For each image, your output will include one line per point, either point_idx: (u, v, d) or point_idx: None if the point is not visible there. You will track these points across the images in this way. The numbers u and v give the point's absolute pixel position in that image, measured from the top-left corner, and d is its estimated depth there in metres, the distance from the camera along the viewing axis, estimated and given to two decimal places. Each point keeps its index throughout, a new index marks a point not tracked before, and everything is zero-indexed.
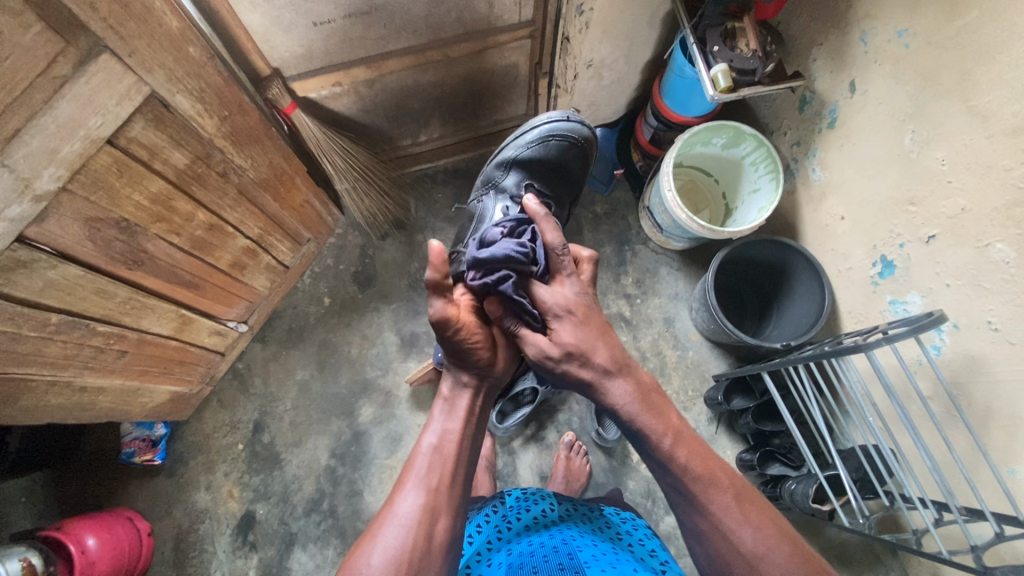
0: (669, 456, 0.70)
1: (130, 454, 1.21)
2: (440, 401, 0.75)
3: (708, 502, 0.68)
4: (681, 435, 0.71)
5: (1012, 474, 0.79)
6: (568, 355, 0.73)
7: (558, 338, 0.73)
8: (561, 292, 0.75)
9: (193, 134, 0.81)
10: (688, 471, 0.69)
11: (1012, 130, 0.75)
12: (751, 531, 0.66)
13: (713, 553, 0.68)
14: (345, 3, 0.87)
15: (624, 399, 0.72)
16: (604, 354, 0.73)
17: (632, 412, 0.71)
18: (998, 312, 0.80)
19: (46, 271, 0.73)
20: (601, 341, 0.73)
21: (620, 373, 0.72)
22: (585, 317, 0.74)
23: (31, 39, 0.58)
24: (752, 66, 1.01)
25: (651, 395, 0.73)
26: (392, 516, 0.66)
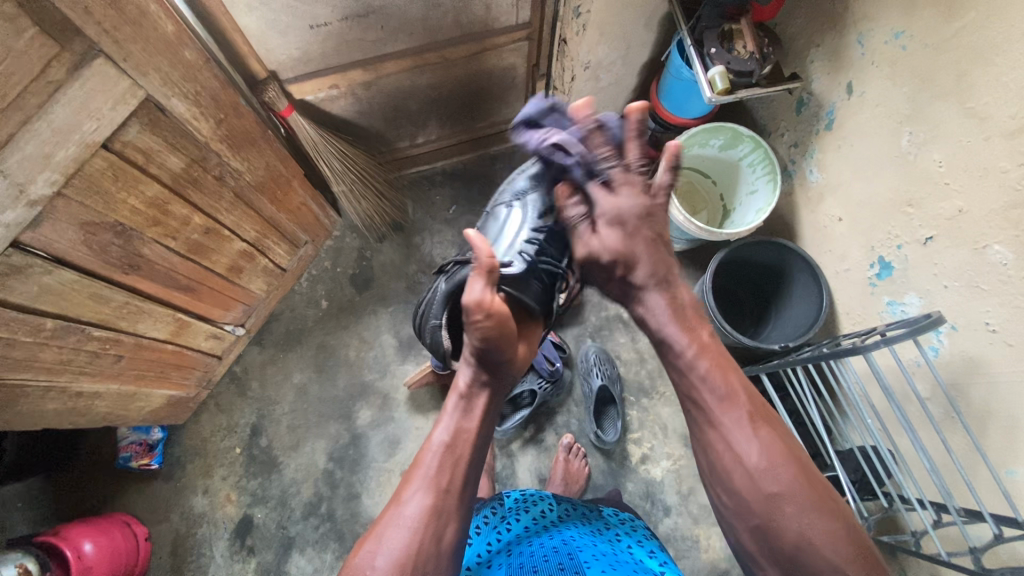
0: (692, 365, 0.68)
1: (127, 457, 1.22)
2: (458, 396, 0.70)
3: (721, 415, 0.65)
4: (708, 347, 0.69)
5: (1010, 475, 0.79)
6: (615, 262, 0.71)
7: (610, 243, 0.71)
8: (617, 201, 0.71)
9: (188, 137, 0.81)
10: (703, 386, 0.67)
11: (1009, 132, 0.75)
12: (760, 446, 0.63)
13: (716, 466, 0.66)
14: (341, 5, 0.87)
15: (656, 311, 0.71)
16: (645, 266, 0.71)
17: (661, 322, 0.70)
18: (996, 313, 0.80)
19: (41, 276, 0.73)
20: (643, 247, 0.71)
21: (658, 288, 0.71)
22: (636, 227, 0.71)
23: (25, 43, 0.57)
24: (749, 68, 1.01)
25: (689, 313, 0.71)
26: (399, 515, 0.64)
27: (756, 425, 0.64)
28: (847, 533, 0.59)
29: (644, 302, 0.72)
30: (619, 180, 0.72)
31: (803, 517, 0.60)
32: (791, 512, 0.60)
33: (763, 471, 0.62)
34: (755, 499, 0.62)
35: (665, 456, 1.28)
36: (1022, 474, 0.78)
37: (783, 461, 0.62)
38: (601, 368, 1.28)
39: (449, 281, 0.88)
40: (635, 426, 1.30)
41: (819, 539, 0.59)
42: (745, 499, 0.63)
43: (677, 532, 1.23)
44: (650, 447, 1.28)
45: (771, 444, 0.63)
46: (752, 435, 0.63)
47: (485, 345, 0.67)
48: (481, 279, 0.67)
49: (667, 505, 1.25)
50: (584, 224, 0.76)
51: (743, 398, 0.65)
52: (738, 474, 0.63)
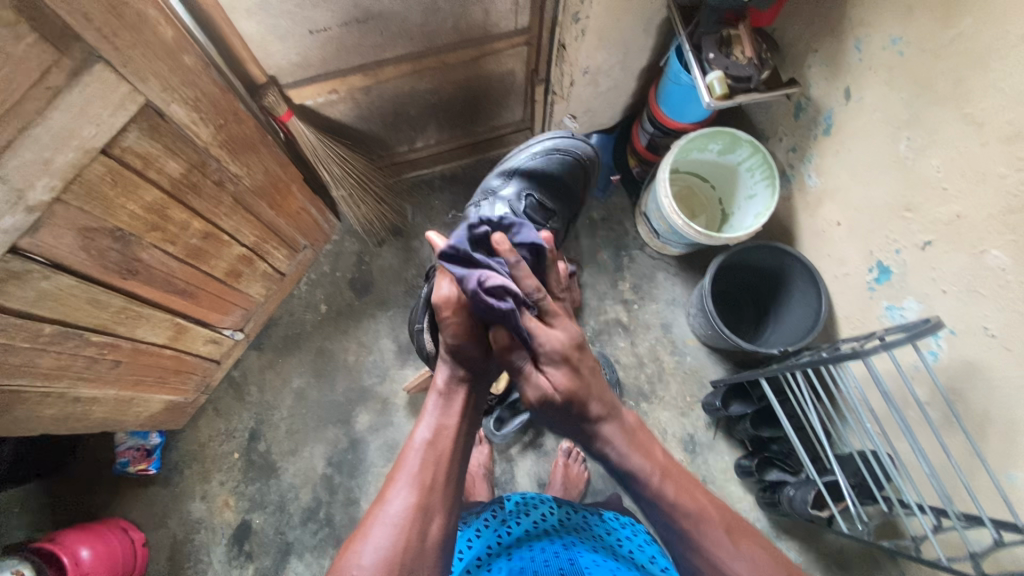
0: (660, 493, 0.69)
1: (125, 463, 1.21)
2: (436, 395, 0.71)
3: (700, 536, 0.67)
4: (672, 471, 0.70)
5: (1010, 480, 0.79)
6: (569, 402, 0.68)
7: (556, 389, 0.68)
8: (556, 337, 0.69)
9: (188, 143, 0.81)
10: (679, 511, 0.68)
11: (1006, 138, 0.76)
12: (745, 563, 0.66)
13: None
14: (341, 11, 0.87)
15: (619, 443, 0.70)
16: (596, 402, 0.70)
17: (624, 453, 0.70)
18: (994, 318, 0.80)
19: (39, 282, 0.72)
20: (593, 389, 0.70)
21: (612, 419, 0.71)
22: (582, 364, 0.70)
23: (25, 49, 0.58)
24: (747, 74, 1.01)
25: (641, 433, 0.72)
26: (383, 514, 0.63)
27: (735, 538, 0.67)
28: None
29: (605, 433, 0.70)
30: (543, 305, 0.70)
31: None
32: None
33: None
34: None
35: None
36: (1022, 479, 0.78)
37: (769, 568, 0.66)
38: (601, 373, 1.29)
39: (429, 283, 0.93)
40: None
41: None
42: None
43: None
44: None
45: (755, 554, 0.66)
46: (739, 552, 0.66)
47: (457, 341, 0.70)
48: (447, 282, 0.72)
49: None
50: (533, 368, 0.68)
51: (717, 519, 0.68)
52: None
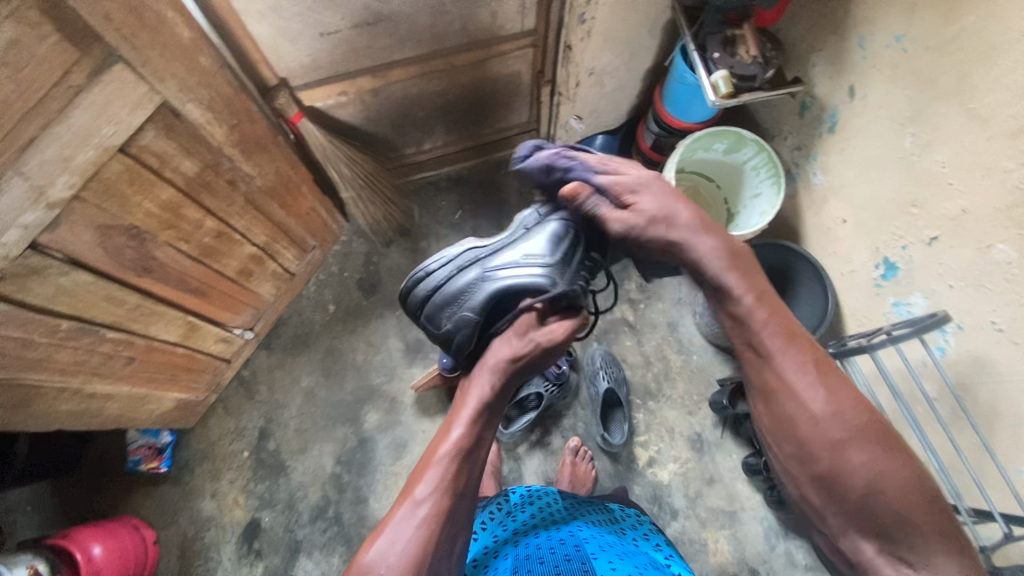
0: (748, 313, 0.59)
1: (136, 462, 1.23)
2: (479, 402, 0.67)
3: (780, 354, 0.57)
4: (767, 296, 0.60)
5: (1019, 475, 0.79)
6: (655, 221, 0.66)
7: (639, 210, 0.68)
8: (647, 197, 0.68)
9: (202, 142, 0.82)
10: (765, 332, 0.58)
11: (1011, 132, 0.76)
12: (824, 395, 0.54)
13: (776, 415, 0.57)
14: (351, 13, 0.89)
15: (711, 253, 0.62)
16: (688, 215, 0.65)
17: (717, 268, 0.62)
18: (1001, 312, 0.80)
19: (57, 278, 0.74)
20: (684, 206, 0.66)
21: (700, 235, 0.64)
22: (668, 188, 0.68)
23: (48, 49, 0.59)
24: (752, 73, 1.02)
25: (744, 256, 0.63)
26: (411, 511, 0.59)
27: (821, 369, 0.56)
28: (920, 483, 0.50)
29: (697, 245, 0.64)
30: (622, 167, 0.73)
31: (872, 457, 0.51)
32: (860, 461, 0.51)
33: (822, 415, 0.54)
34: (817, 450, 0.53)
35: (672, 460, 1.28)
36: None
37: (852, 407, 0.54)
38: (608, 371, 1.29)
39: (483, 270, 0.79)
40: (641, 428, 1.30)
41: (891, 487, 0.50)
42: (806, 452, 0.54)
43: (685, 535, 1.23)
44: (657, 450, 1.28)
45: (839, 392, 0.54)
46: (814, 380, 0.55)
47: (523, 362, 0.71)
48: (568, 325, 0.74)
49: (674, 508, 1.25)
50: (606, 203, 0.73)
51: (807, 345, 0.58)
52: (801, 421, 0.55)
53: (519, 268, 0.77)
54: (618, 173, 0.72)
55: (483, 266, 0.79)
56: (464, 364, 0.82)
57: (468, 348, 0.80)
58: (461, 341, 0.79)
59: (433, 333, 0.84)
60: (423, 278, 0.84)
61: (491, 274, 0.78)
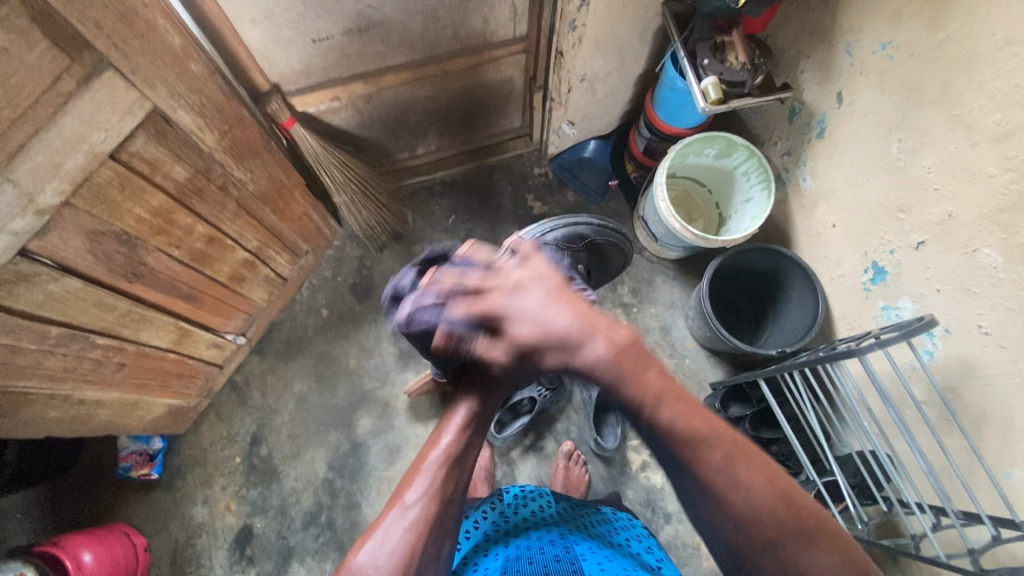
0: (656, 422, 0.52)
1: (127, 468, 1.22)
2: (469, 412, 0.63)
3: (703, 467, 0.51)
4: (671, 391, 0.52)
5: (1007, 477, 0.80)
6: (537, 350, 0.51)
7: (514, 340, 0.52)
8: (521, 304, 0.51)
9: (193, 148, 0.83)
10: (682, 440, 0.51)
11: (995, 138, 0.77)
12: (751, 494, 0.51)
13: (708, 520, 0.53)
14: (343, 19, 0.89)
15: (609, 358, 0.50)
16: (568, 316, 0.51)
17: (614, 377, 0.51)
18: (988, 315, 0.81)
19: (47, 284, 0.74)
20: (564, 301, 0.51)
21: (592, 338, 0.50)
22: (536, 286, 0.52)
23: (38, 56, 0.59)
24: (741, 79, 1.04)
25: (636, 346, 0.51)
26: (399, 515, 0.59)
27: (739, 464, 0.51)
28: (840, 558, 0.51)
29: (590, 352, 0.50)
30: (485, 275, 0.54)
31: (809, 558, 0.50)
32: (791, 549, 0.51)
33: (749, 516, 0.51)
34: (745, 546, 0.52)
35: None
36: (1019, 475, 0.78)
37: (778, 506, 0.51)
38: None
39: None
40: (635, 432, 1.30)
41: (816, 572, 0.50)
42: (737, 548, 0.52)
43: (678, 539, 1.23)
44: (650, 454, 1.29)
45: (755, 486, 0.51)
46: (742, 484, 0.51)
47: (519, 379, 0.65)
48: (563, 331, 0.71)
49: (667, 512, 1.25)
50: (480, 335, 0.53)
51: (725, 445, 0.51)
52: (732, 529, 0.52)
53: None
54: (486, 290, 0.53)
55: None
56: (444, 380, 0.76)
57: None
58: None
59: None
60: None
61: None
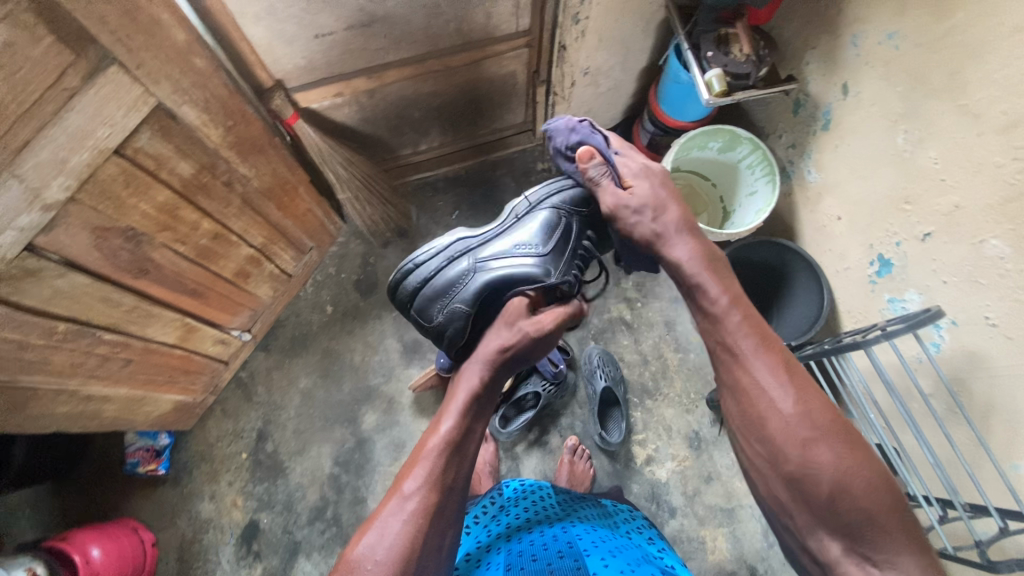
0: (723, 318, 0.70)
1: (135, 464, 1.23)
2: (469, 394, 0.69)
3: (752, 357, 0.67)
4: (741, 301, 0.71)
5: (1015, 469, 0.79)
6: (645, 207, 0.77)
7: (633, 194, 0.79)
8: (638, 189, 0.79)
9: (198, 144, 0.83)
10: (737, 333, 0.68)
11: (1002, 127, 0.77)
12: (789, 395, 0.64)
13: (749, 414, 0.66)
14: (346, 14, 0.89)
15: (687, 254, 0.74)
16: (674, 211, 0.77)
17: (695, 269, 0.73)
18: (995, 307, 0.80)
19: (53, 280, 0.74)
20: (672, 202, 0.78)
21: (683, 237, 0.76)
22: (659, 179, 0.80)
23: (43, 51, 0.59)
24: (746, 71, 1.02)
25: (719, 262, 0.75)
26: (398, 507, 0.61)
27: (784, 372, 0.66)
28: (874, 471, 0.60)
29: (675, 247, 0.75)
30: (624, 153, 0.85)
31: (836, 456, 0.60)
32: (826, 457, 0.60)
33: (798, 420, 0.63)
34: (787, 445, 0.63)
35: (670, 458, 1.28)
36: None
37: (817, 411, 0.63)
38: (605, 369, 1.28)
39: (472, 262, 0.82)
40: (639, 427, 1.30)
41: (856, 485, 0.59)
42: (777, 451, 0.64)
43: (683, 533, 1.23)
44: (655, 448, 1.29)
45: (803, 396, 0.64)
46: (785, 384, 0.65)
47: (513, 355, 0.73)
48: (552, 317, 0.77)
49: (672, 506, 1.25)
50: (612, 181, 0.81)
51: (777, 349, 0.67)
52: (773, 420, 0.64)
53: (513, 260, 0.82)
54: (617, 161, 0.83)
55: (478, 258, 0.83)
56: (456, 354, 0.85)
57: (461, 337, 0.83)
58: (453, 334, 0.82)
59: (422, 325, 0.85)
60: (412, 269, 0.84)
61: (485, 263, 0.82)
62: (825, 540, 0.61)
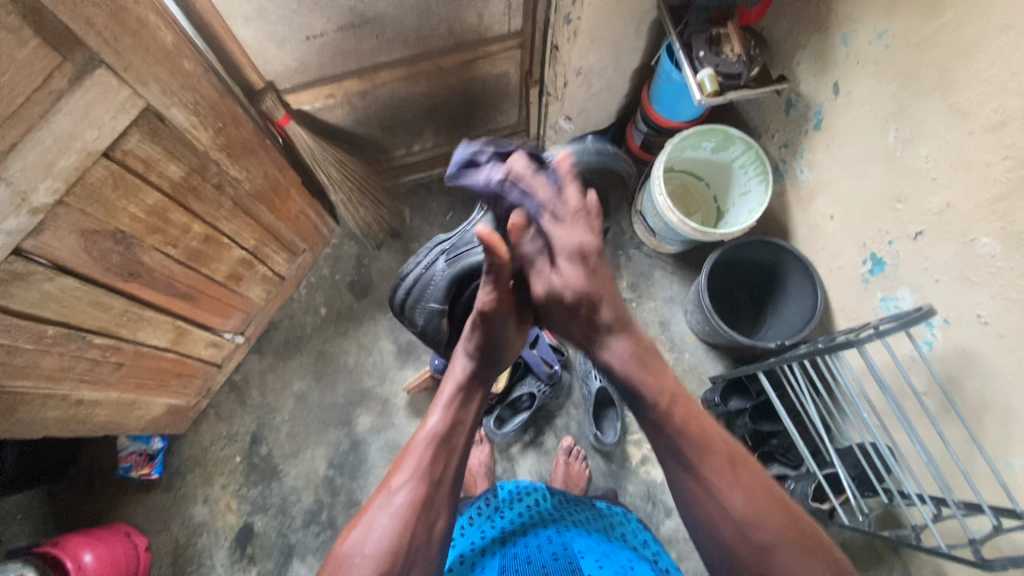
0: (666, 418, 0.66)
1: (127, 469, 1.22)
2: (454, 385, 0.70)
3: (702, 464, 0.64)
4: (680, 397, 0.67)
5: (1008, 467, 0.79)
6: (578, 301, 0.66)
7: (567, 283, 0.65)
8: (566, 275, 0.65)
9: (188, 146, 0.82)
10: (683, 439, 0.65)
11: (992, 126, 0.77)
12: (743, 497, 0.63)
13: (702, 517, 0.65)
14: (337, 16, 0.89)
15: (621, 357, 0.67)
16: (610, 308, 0.66)
17: (627, 370, 0.66)
18: (987, 305, 0.80)
19: (42, 283, 0.74)
20: (607, 292, 0.66)
21: (619, 332, 0.67)
22: (594, 264, 0.66)
23: (29, 53, 0.59)
24: (737, 71, 1.03)
25: (652, 356, 0.68)
26: (387, 502, 0.62)
27: (733, 475, 0.64)
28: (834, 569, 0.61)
29: (607, 347, 0.67)
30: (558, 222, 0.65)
31: (791, 558, 0.60)
32: (782, 560, 0.60)
33: (750, 522, 0.62)
34: (742, 548, 0.62)
35: None
36: (1020, 465, 0.78)
37: (768, 513, 0.63)
38: (599, 370, 1.29)
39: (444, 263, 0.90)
40: (635, 427, 1.30)
41: None
42: (735, 554, 0.63)
43: (679, 533, 1.23)
44: (650, 449, 1.29)
45: (753, 491, 0.63)
46: (734, 483, 0.64)
47: (481, 344, 0.71)
48: (494, 285, 0.67)
49: (668, 506, 1.25)
50: (543, 261, 0.67)
51: (721, 446, 0.65)
52: (727, 528, 0.63)
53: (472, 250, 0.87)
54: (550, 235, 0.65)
55: (447, 257, 0.91)
56: (444, 350, 0.96)
57: (439, 335, 0.94)
58: (433, 328, 0.93)
59: (415, 328, 0.99)
60: (401, 283, 0.99)
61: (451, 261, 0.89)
62: None
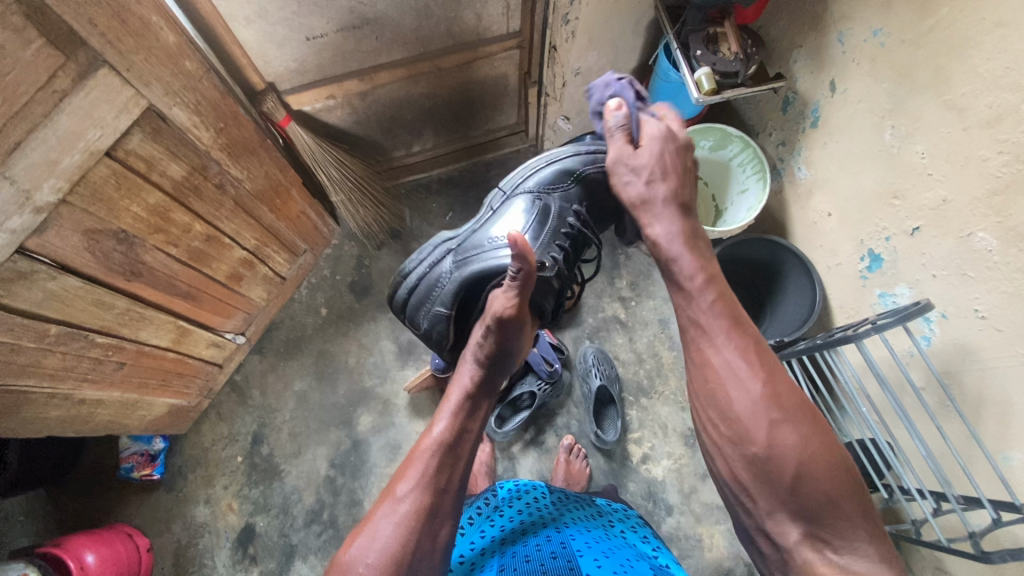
0: (699, 296, 0.71)
1: (129, 469, 1.21)
2: (461, 394, 0.71)
3: (726, 342, 0.68)
4: (715, 279, 0.72)
5: (1006, 461, 0.80)
6: (644, 175, 0.78)
7: (645, 155, 0.78)
8: (646, 155, 0.78)
9: (189, 146, 0.83)
10: (710, 315, 0.70)
11: (987, 121, 0.77)
12: (762, 381, 0.66)
13: (719, 397, 0.67)
14: (337, 17, 0.90)
15: (668, 231, 0.75)
16: (670, 186, 0.78)
17: (670, 243, 0.75)
18: (984, 299, 0.81)
19: (45, 282, 0.74)
20: (674, 176, 0.78)
21: (671, 211, 0.76)
22: (671, 148, 0.79)
23: (33, 54, 0.60)
24: (735, 69, 1.03)
25: (698, 241, 0.75)
26: (391, 510, 0.62)
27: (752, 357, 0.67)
28: (841, 460, 0.63)
29: (655, 223, 0.77)
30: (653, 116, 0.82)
31: (802, 437, 0.63)
32: (790, 440, 0.63)
33: (767, 401, 0.65)
34: (755, 425, 0.64)
35: (666, 456, 1.28)
36: (1018, 459, 0.78)
37: (782, 394, 0.66)
38: (600, 368, 1.29)
39: (455, 266, 0.90)
40: (635, 425, 1.30)
41: (818, 463, 0.62)
42: (744, 430, 0.65)
43: (680, 531, 1.23)
44: (651, 447, 1.29)
45: (772, 380, 0.66)
46: (753, 368, 0.67)
47: (492, 352, 0.71)
48: (517, 290, 0.69)
49: (669, 504, 1.25)
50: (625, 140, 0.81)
51: (746, 332, 0.69)
52: (740, 402, 0.66)
53: (485, 254, 0.88)
54: (640, 121, 0.82)
55: (455, 258, 0.91)
56: (448, 354, 0.96)
57: (444, 340, 0.94)
58: (439, 334, 0.93)
59: (416, 329, 0.98)
60: (401, 281, 0.96)
61: (463, 264, 0.89)
62: (782, 523, 0.64)
